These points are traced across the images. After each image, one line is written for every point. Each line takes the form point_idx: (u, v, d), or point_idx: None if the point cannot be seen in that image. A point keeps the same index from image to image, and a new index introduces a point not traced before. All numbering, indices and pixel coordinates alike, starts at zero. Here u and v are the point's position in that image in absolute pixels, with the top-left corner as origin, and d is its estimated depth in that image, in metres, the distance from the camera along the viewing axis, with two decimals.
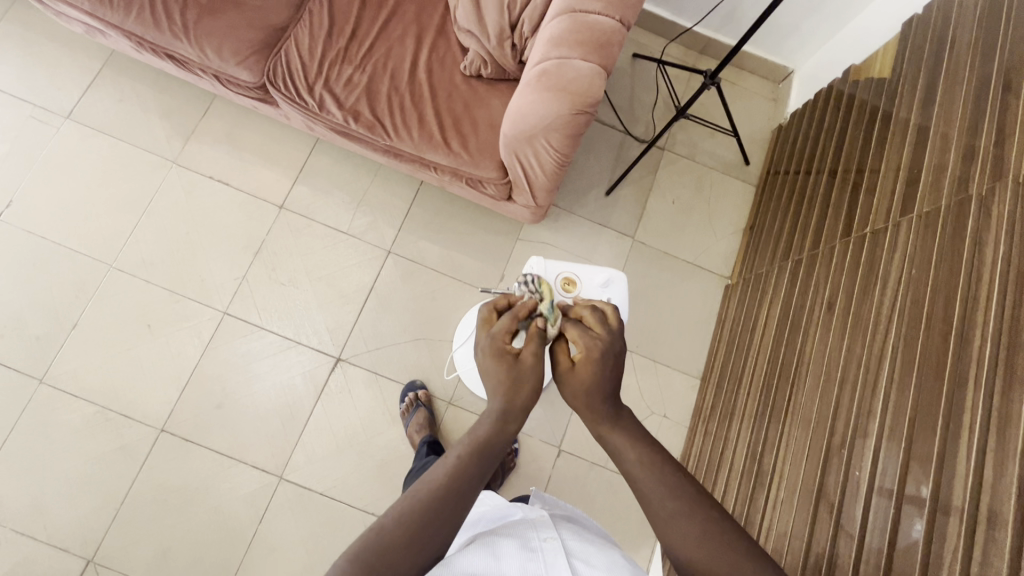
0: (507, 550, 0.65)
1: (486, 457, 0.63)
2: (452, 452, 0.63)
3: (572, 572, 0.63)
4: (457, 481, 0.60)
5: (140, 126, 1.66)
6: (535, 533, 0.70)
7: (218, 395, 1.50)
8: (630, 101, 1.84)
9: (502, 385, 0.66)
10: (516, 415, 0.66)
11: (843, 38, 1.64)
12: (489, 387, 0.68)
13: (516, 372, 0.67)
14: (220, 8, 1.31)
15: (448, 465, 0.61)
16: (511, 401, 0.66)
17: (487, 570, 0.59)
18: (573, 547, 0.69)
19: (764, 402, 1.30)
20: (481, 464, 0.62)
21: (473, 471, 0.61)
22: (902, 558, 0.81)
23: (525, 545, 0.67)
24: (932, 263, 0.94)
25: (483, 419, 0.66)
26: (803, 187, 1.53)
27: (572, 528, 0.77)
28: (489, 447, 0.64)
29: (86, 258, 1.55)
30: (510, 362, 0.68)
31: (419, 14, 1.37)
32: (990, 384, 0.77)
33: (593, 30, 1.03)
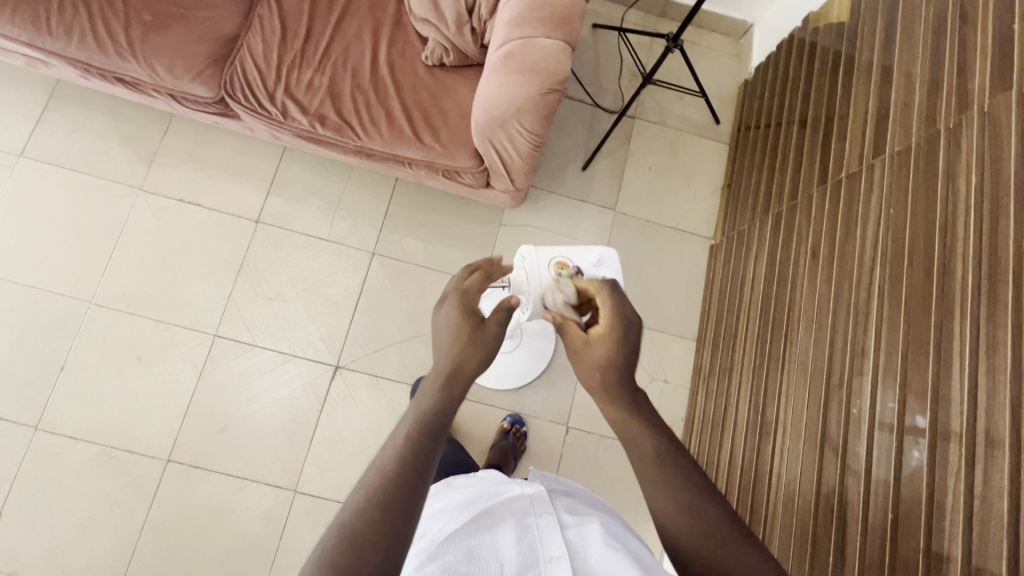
0: (501, 532, 0.67)
1: (436, 433, 0.55)
2: (395, 435, 0.54)
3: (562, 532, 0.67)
4: (406, 465, 0.52)
5: (100, 156, 1.60)
6: (532, 509, 0.72)
7: (220, 418, 1.48)
8: (595, 73, 1.83)
9: (457, 348, 0.62)
10: (466, 378, 0.61)
11: None
12: (442, 348, 0.64)
13: (474, 336, 0.63)
14: (165, 24, 1.26)
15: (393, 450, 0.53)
16: (463, 364, 0.61)
17: (482, 544, 0.65)
18: (569, 518, 0.70)
19: (760, 356, 1.33)
20: (429, 443, 0.54)
21: (423, 452, 0.53)
22: (908, 488, 0.85)
23: (520, 522, 0.69)
24: (909, 200, 0.97)
25: (429, 389, 0.59)
26: (775, 140, 1.54)
27: (571, 501, 0.78)
28: (438, 418, 0.56)
29: (63, 297, 1.51)
30: (470, 325, 0.64)
31: (372, 9, 1.33)
32: (974, 310, 0.80)
33: (553, 6, 1.01)
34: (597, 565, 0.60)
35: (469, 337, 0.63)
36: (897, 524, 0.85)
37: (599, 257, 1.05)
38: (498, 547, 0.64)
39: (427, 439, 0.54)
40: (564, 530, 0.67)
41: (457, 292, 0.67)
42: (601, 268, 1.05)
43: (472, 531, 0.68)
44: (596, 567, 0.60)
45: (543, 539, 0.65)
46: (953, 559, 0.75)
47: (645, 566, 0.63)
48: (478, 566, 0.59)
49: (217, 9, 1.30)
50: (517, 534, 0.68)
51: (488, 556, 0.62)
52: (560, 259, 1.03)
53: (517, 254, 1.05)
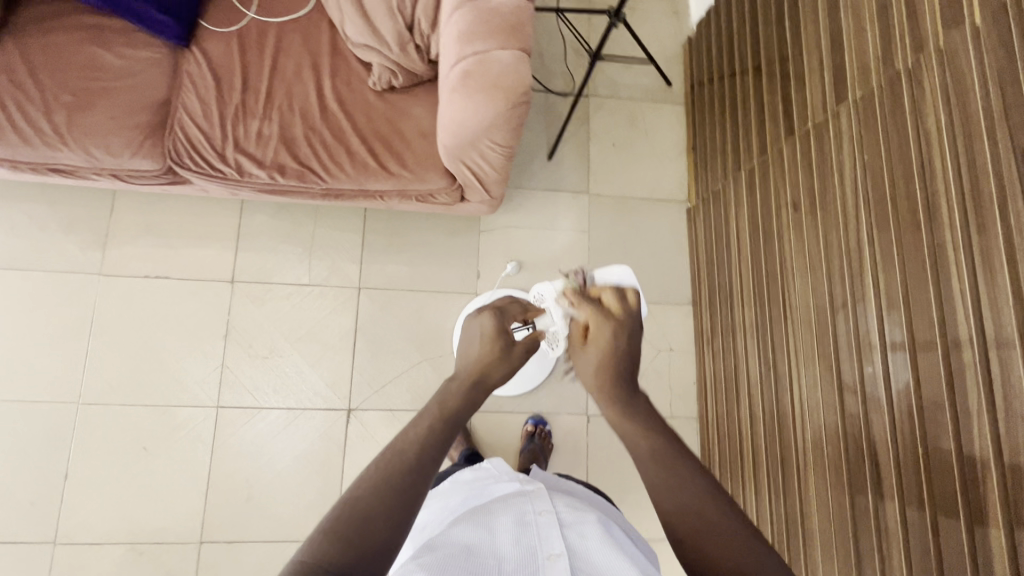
0: (500, 527, 0.67)
1: (452, 422, 0.63)
2: (422, 418, 0.62)
3: (563, 540, 0.64)
4: (424, 444, 0.59)
5: (48, 248, 1.51)
6: (530, 505, 0.72)
7: (243, 488, 1.45)
8: (541, 59, 1.80)
9: (484, 359, 0.69)
10: (487, 387, 0.68)
11: None
12: (468, 358, 0.70)
13: (503, 354, 0.70)
14: (89, 100, 1.17)
15: (418, 432, 0.60)
16: (488, 376, 0.68)
17: (480, 545, 0.63)
18: (567, 513, 0.70)
19: (761, 313, 1.36)
20: (449, 431, 0.61)
21: (443, 439, 0.61)
22: (929, 418, 0.89)
23: (518, 519, 0.69)
24: (882, 144, 0.99)
25: (455, 388, 0.66)
26: (732, 95, 1.54)
27: (568, 497, 0.79)
28: (458, 413, 0.64)
29: (48, 403, 1.44)
30: (502, 348, 0.70)
31: (306, 42, 1.26)
32: (964, 235, 0.83)
33: (502, 15, 0.99)
34: (590, 565, 0.60)
35: (497, 353, 0.70)
36: (929, 456, 0.89)
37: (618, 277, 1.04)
38: (496, 543, 0.63)
39: (446, 429, 0.62)
40: (565, 538, 0.64)
41: (495, 311, 0.73)
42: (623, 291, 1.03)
43: (471, 527, 0.68)
44: (591, 567, 0.60)
45: (540, 536, 0.65)
46: (987, 478, 0.79)
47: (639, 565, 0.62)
48: (476, 563, 0.59)
49: (140, 73, 1.22)
50: (517, 538, 0.65)
51: (487, 552, 0.61)
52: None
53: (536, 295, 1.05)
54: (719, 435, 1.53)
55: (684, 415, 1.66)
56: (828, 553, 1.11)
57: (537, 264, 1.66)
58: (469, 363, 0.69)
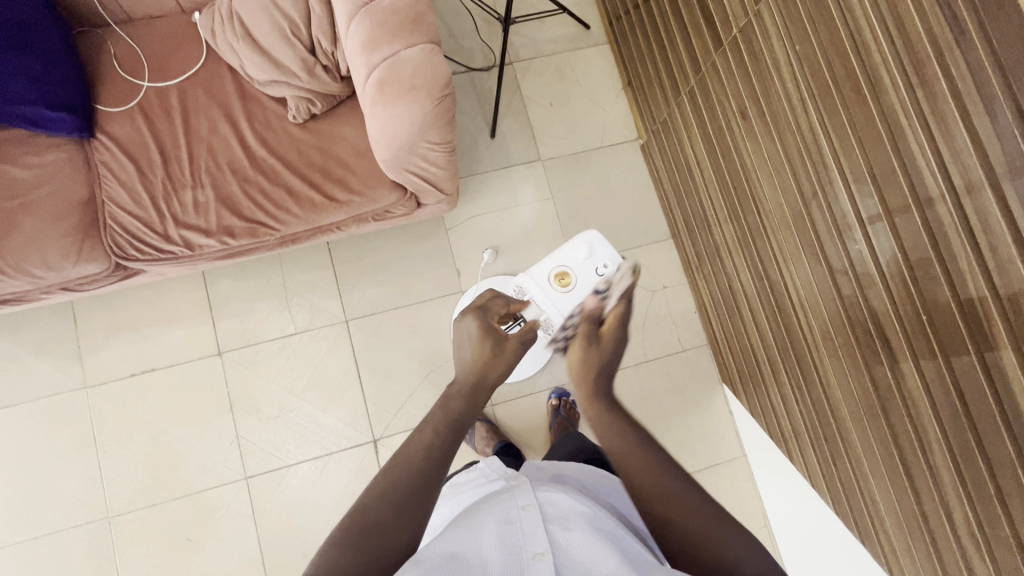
0: (482, 526, 0.60)
1: (457, 427, 0.62)
2: (426, 424, 0.61)
3: (547, 537, 0.56)
4: (430, 449, 0.58)
5: (28, 376, 1.47)
6: (513, 500, 0.66)
7: (297, 546, 1.44)
8: (453, 39, 1.74)
9: (480, 360, 0.69)
10: (488, 389, 0.67)
11: None
12: (464, 357, 0.71)
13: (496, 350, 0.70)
14: (11, 221, 1.12)
15: (422, 438, 0.59)
16: (484, 375, 0.68)
17: (460, 546, 0.56)
18: (552, 507, 0.63)
19: (737, 227, 1.35)
20: (454, 433, 0.61)
21: (447, 444, 0.60)
22: (922, 271, 0.87)
23: (502, 516, 0.62)
24: (810, 28, 0.96)
25: (455, 394, 0.65)
26: (651, 19, 1.50)
27: (556, 486, 0.73)
28: (462, 417, 0.63)
29: (79, 525, 1.41)
30: (492, 343, 0.71)
31: (211, 95, 1.20)
32: (910, 93, 0.81)
33: (397, 13, 0.94)
34: (580, 557, 0.53)
35: (490, 349, 0.70)
36: (932, 320, 0.87)
37: (589, 246, 0.99)
38: (480, 543, 0.56)
39: (453, 431, 0.61)
40: (549, 536, 0.57)
41: (475, 312, 0.75)
42: (596, 257, 1.00)
43: (453, 531, 0.61)
44: (579, 561, 0.53)
45: (524, 531, 0.58)
46: (990, 313, 0.77)
47: (627, 549, 0.56)
48: (460, 567, 0.51)
49: (54, 177, 1.16)
50: (501, 537, 0.57)
51: (471, 553, 0.54)
52: (557, 269, 0.99)
53: (515, 287, 1.03)
54: (733, 354, 1.55)
55: (695, 345, 1.68)
56: (861, 435, 1.11)
57: (512, 245, 1.64)
58: (467, 366, 0.69)
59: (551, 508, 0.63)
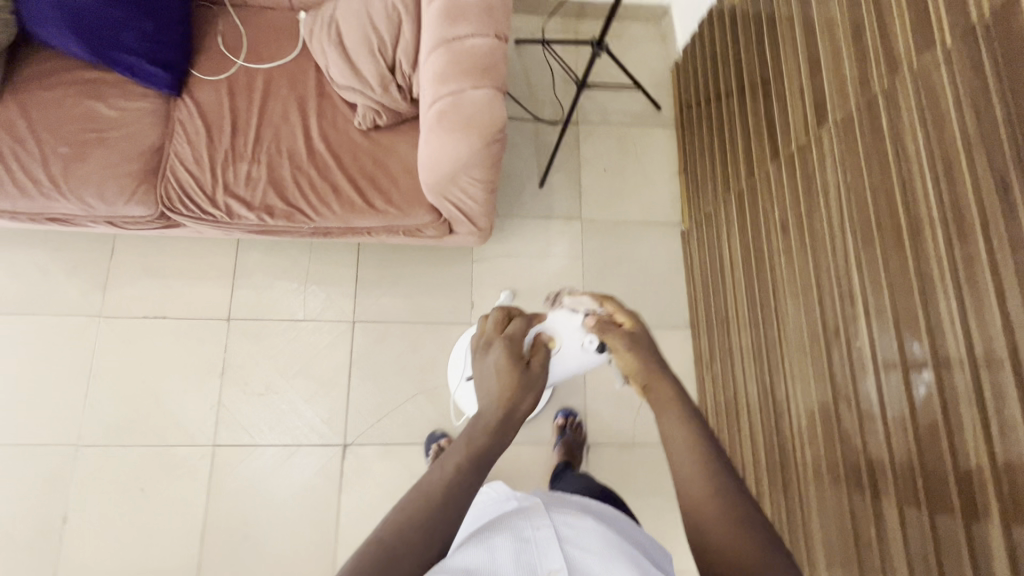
0: (495, 546, 0.56)
1: (482, 462, 0.59)
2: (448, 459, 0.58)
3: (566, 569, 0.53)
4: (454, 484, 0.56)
5: (52, 292, 1.55)
6: (527, 516, 0.62)
7: (239, 526, 1.44)
8: (529, 88, 1.82)
9: (509, 389, 0.66)
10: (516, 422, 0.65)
11: None
12: (493, 388, 0.67)
13: (526, 379, 0.68)
14: (84, 150, 1.21)
15: (445, 472, 0.57)
16: (514, 406, 0.65)
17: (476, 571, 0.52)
18: (569, 527, 0.60)
19: (756, 336, 1.32)
20: (480, 470, 0.58)
21: (471, 478, 0.57)
22: (926, 435, 0.83)
23: (516, 536, 0.58)
24: (864, 163, 0.96)
25: (481, 426, 0.63)
26: (719, 117, 1.54)
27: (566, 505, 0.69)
28: (491, 448, 0.61)
29: (49, 446, 1.45)
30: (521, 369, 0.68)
31: (292, 86, 1.29)
32: (948, 252, 0.79)
33: (474, 54, 1.00)
34: None
35: (517, 379, 0.67)
36: (928, 489, 0.83)
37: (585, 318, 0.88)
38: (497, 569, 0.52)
39: (478, 468, 0.58)
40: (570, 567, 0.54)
41: (505, 338, 0.71)
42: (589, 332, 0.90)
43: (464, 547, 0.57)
44: None
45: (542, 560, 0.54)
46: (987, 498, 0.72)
47: None
48: None
49: (134, 123, 1.25)
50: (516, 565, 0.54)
51: None
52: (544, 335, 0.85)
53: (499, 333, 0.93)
54: None
55: None
56: None
57: (530, 292, 1.65)
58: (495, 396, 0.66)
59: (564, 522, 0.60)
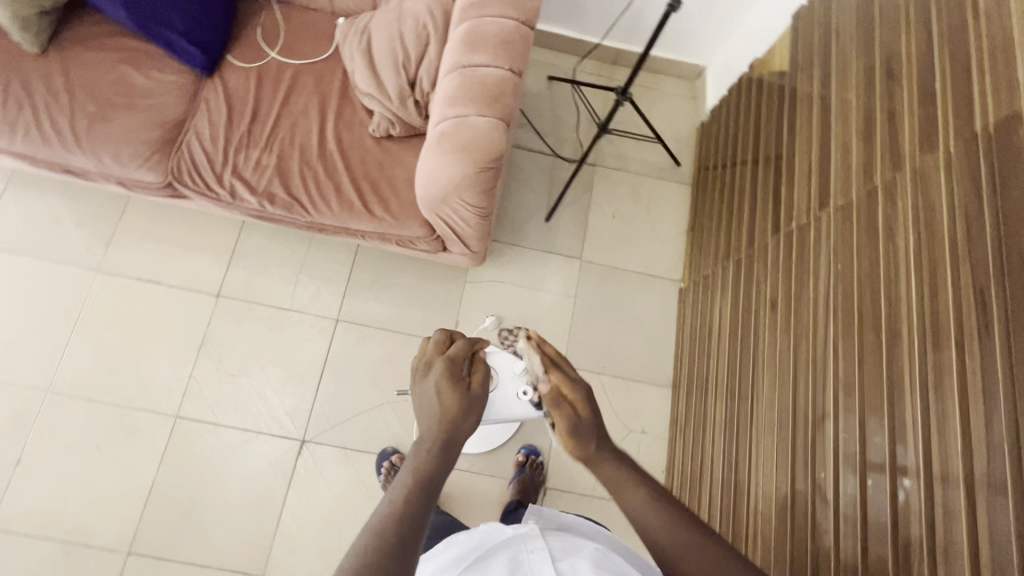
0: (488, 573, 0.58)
1: (427, 491, 0.57)
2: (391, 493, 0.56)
3: None
4: (402, 516, 0.54)
5: (58, 239, 1.60)
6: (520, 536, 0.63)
7: (182, 501, 1.44)
8: (553, 124, 1.84)
9: (449, 414, 0.63)
10: (457, 447, 0.62)
11: (742, 33, 1.66)
12: (433, 412, 0.64)
13: (467, 401, 0.65)
14: (111, 112, 1.27)
15: (393, 505, 0.55)
16: (455, 431, 0.63)
17: None
18: (561, 547, 0.61)
19: (730, 409, 1.28)
20: (426, 501, 0.56)
21: (418, 510, 0.55)
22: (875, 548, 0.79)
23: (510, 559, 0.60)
24: (855, 253, 0.94)
25: (424, 452, 0.60)
26: (733, 183, 1.53)
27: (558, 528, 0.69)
28: (433, 476, 0.58)
29: (21, 387, 1.48)
30: (461, 392, 0.65)
31: (317, 84, 1.34)
32: (920, 360, 0.77)
33: (485, 83, 1.03)
34: None
35: (457, 404, 0.64)
36: None
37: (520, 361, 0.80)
38: None
39: (422, 498, 0.56)
40: None
41: (447, 359, 0.67)
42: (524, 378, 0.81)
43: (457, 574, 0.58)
44: None
45: None
46: None
47: None
48: None
49: (162, 94, 1.30)
50: None
51: None
52: None
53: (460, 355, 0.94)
54: None
55: None
56: None
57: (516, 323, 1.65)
58: (434, 419, 0.63)
59: (558, 538, 0.62)
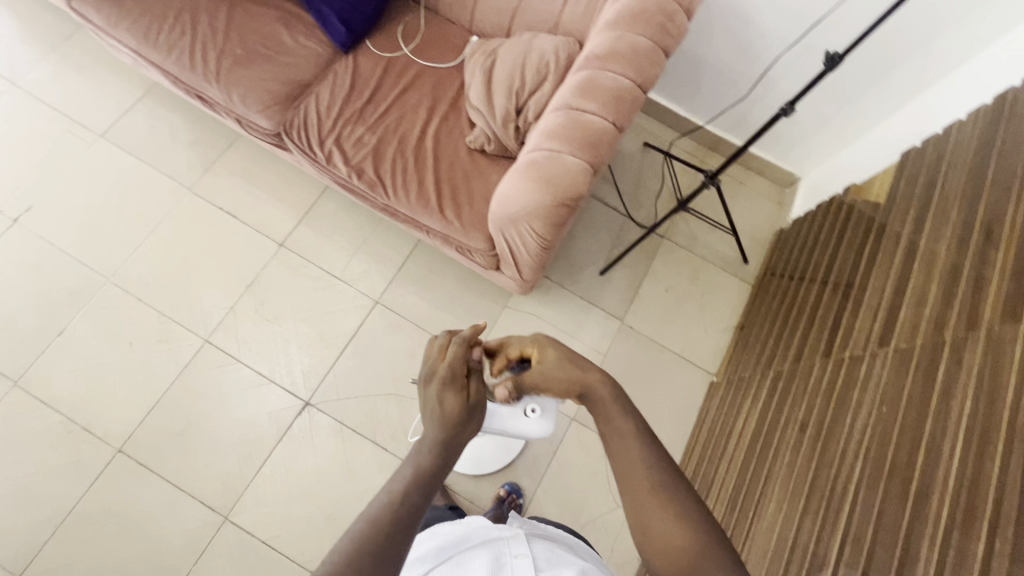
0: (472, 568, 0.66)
1: (424, 486, 0.59)
2: (388, 488, 0.58)
3: None
4: (397, 508, 0.55)
5: (166, 152, 1.75)
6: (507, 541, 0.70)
7: (181, 420, 1.50)
8: (635, 186, 1.88)
9: (450, 417, 0.66)
10: (455, 447, 0.65)
11: (861, 149, 1.58)
12: (435, 417, 0.66)
13: (467, 407, 0.68)
14: (254, 59, 1.41)
15: (390, 498, 0.57)
16: (454, 434, 0.65)
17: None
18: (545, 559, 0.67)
19: (728, 520, 1.24)
20: (422, 494, 0.58)
21: (415, 503, 0.57)
22: None
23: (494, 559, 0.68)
24: (902, 401, 0.90)
25: (422, 451, 0.62)
26: (795, 297, 1.50)
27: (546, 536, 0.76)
28: (431, 473, 0.60)
29: (88, 269, 1.61)
30: (462, 399, 0.68)
31: (435, 87, 1.43)
32: (944, 534, 0.72)
33: (586, 129, 1.09)
34: None
35: (457, 408, 0.67)
36: None
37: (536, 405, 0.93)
38: None
39: (419, 492, 0.58)
40: None
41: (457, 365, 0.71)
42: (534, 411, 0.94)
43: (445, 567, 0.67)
44: None
45: None
46: None
47: None
48: None
49: (300, 57, 1.44)
50: None
51: None
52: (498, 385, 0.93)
53: None
54: None
55: None
56: None
57: None
58: (436, 422, 0.66)
59: (542, 548, 0.69)
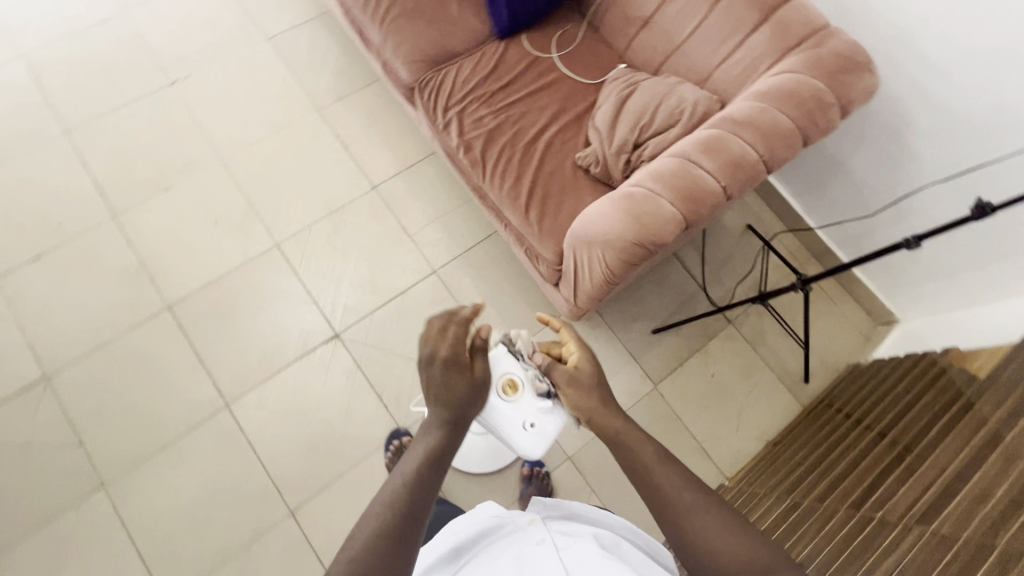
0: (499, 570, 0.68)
1: (435, 464, 0.67)
2: (399, 473, 0.65)
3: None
4: (413, 489, 0.63)
5: (312, 71, 1.90)
6: (524, 532, 0.72)
7: (228, 305, 1.61)
8: (722, 262, 1.81)
9: (455, 393, 0.74)
10: (464, 425, 0.74)
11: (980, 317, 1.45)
12: (439, 399, 0.74)
13: (470, 387, 0.76)
14: (417, 15, 1.50)
15: (402, 479, 0.64)
16: (460, 414, 0.73)
17: None
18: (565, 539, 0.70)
19: None
20: (434, 470, 0.66)
21: (428, 480, 0.65)
22: None
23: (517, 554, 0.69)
24: None
25: (430, 432, 0.71)
26: (844, 438, 1.40)
27: (558, 513, 0.77)
28: (441, 452, 0.69)
29: (209, 146, 1.77)
30: (465, 380, 0.76)
31: (566, 96, 1.46)
32: None
33: (694, 183, 1.07)
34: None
35: (459, 387, 0.75)
36: None
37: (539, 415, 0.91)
38: None
39: (433, 468, 0.66)
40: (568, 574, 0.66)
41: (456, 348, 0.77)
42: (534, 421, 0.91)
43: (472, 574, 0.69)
44: None
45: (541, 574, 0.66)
46: None
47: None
48: None
49: (458, 27, 1.51)
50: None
51: None
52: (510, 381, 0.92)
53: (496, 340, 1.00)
54: None
55: None
56: None
57: None
58: (442, 400, 0.73)
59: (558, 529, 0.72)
